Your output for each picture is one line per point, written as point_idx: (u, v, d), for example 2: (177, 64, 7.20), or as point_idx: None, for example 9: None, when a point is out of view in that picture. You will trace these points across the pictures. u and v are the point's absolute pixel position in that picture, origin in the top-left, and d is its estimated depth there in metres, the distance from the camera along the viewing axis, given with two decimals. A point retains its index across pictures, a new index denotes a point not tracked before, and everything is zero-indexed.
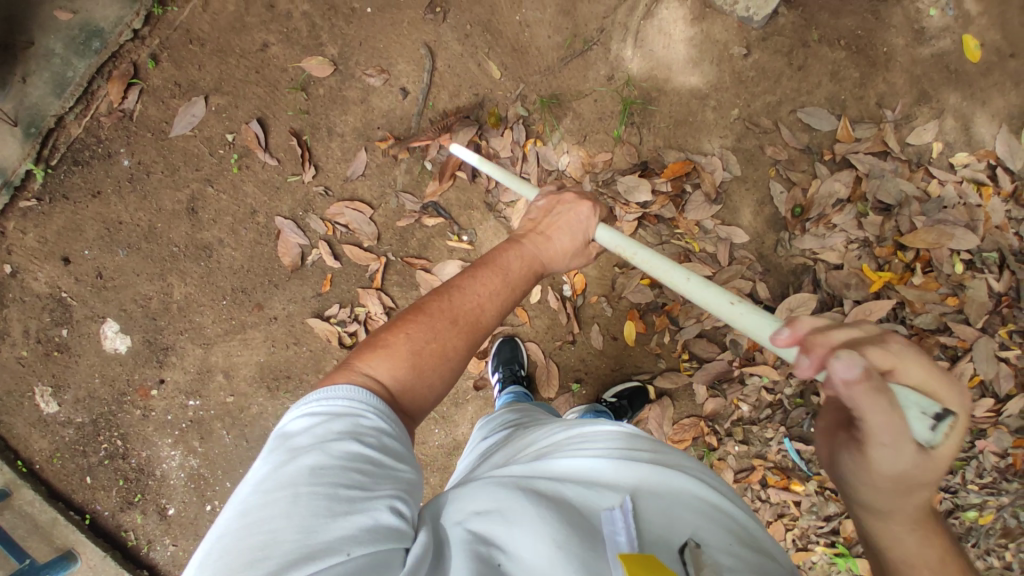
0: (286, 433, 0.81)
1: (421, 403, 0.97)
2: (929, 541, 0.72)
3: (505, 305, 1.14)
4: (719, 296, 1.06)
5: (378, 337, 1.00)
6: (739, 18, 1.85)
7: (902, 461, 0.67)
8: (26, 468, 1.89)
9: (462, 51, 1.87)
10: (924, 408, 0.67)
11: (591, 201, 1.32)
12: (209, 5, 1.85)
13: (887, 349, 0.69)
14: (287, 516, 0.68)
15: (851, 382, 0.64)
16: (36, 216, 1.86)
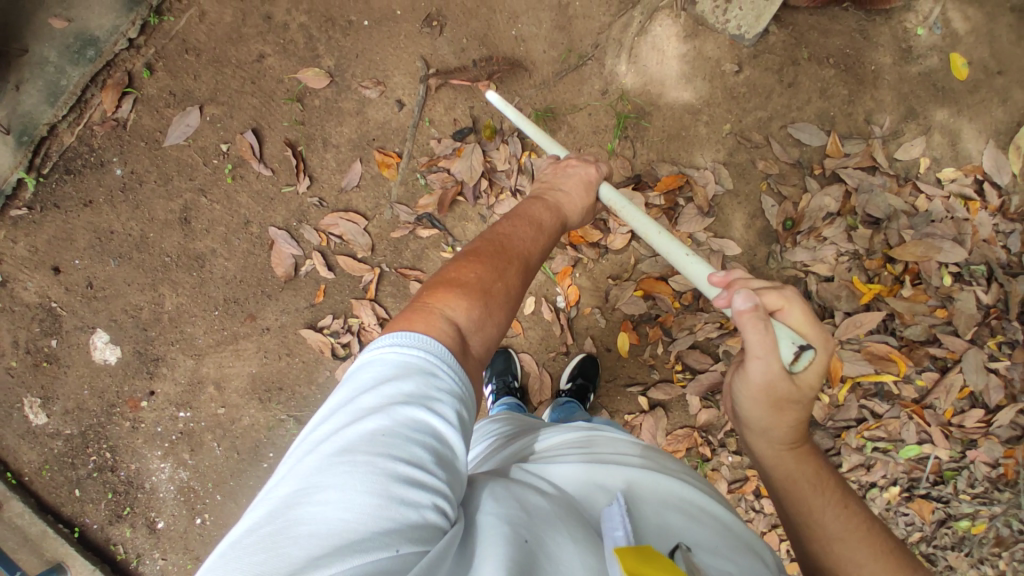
0: (352, 390, 0.78)
1: (494, 341, 0.99)
2: (805, 461, 0.96)
3: (544, 253, 1.22)
4: (676, 249, 1.15)
5: (442, 282, 1.00)
6: (730, 36, 1.89)
7: (772, 379, 0.88)
8: (14, 480, 1.86)
9: (458, 64, 1.89)
10: (792, 339, 0.87)
11: (594, 166, 1.43)
12: (206, 17, 1.85)
13: (778, 295, 0.89)
14: (343, 488, 0.65)
15: (744, 313, 0.85)
16: (26, 225, 1.84)
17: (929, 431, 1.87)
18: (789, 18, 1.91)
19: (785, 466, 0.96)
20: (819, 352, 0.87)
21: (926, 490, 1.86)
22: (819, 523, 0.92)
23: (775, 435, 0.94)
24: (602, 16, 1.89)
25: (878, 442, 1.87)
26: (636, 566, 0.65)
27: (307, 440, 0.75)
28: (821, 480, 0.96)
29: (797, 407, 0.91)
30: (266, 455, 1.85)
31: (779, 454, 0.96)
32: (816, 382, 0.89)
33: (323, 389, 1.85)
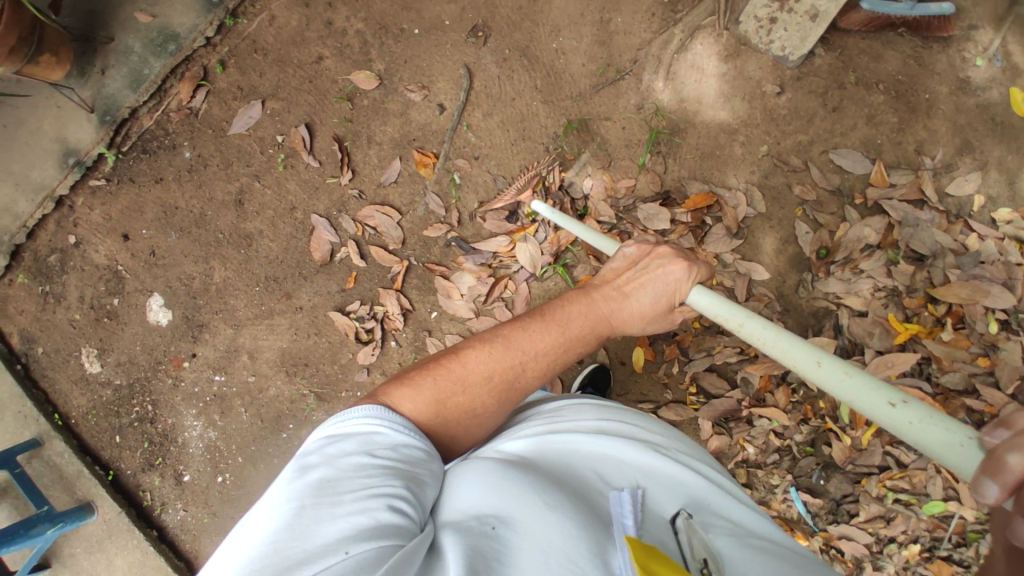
0: (301, 453, 0.91)
1: (440, 449, 1.04)
2: None
3: (550, 366, 1.17)
4: (866, 389, 0.90)
5: (412, 375, 1.06)
6: (774, 57, 1.87)
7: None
8: (62, 421, 2.06)
9: (499, 72, 1.97)
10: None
11: (686, 262, 1.27)
12: (275, 20, 2.04)
13: None
14: (295, 526, 0.76)
15: None
16: (104, 195, 2.07)
17: (956, 487, 1.71)
18: (838, 42, 1.87)
19: None
20: None
21: (948, 551, 1.71)
22: None
23: None
24: (643, 33, 1.93)
25: (901, 494, 1.74)
26: (645, 559, 0.73)
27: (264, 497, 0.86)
28: None
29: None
30: (286, 426, 1.98)
31: None
32: None
33: (344, 371, 1.95)
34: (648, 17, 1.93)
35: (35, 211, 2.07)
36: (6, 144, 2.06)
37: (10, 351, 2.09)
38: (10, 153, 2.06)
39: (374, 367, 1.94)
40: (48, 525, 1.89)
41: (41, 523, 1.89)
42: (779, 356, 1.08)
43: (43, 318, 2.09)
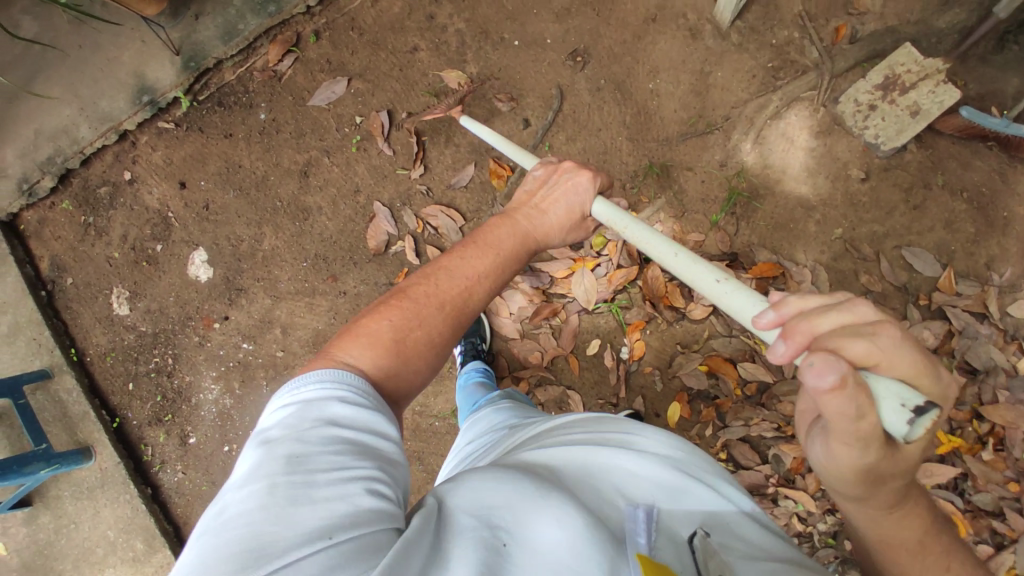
0: (259, 432, 0.82)
1: (406, 386, 1.01)
2: (902, 522, 0.84)
3: (495, 286, 1.17)
4: (705, 273, 0.95)
5: (356, 328, 1.02)
6: (865, 142, 1.87)
7: (870, 458, 0.71)
8: (77, 357, 2.00)
9: (590, 101, 1.95)
10: (903, 400, 0.67)
11: (591, 172, 1.33)
12: (377, 3, 2.03)
13: (877, 343, 0.66)
14: (266, 510, 0.68)
15: (825, 391, 0.64)
16: (169, 138, 2.04)
17: None
18: (929, 142, 1.88)
19: (880, 530, 0.86)
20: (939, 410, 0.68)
21: None
22: None
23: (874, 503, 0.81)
24: (740, 92, 1.93)
25: None
26: None
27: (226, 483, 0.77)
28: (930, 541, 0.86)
29: (897, 478, 0.76)
30: None
31: (872, 516, 0.84)
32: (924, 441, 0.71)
33: None
34: (748, 78, 1.93)
35: (97, 139, 2.01)
36: (80, 67, 2.00)
37: (37, 275, 2.04)
38: (81, 77, 2.00)
39: None
40: (43, 465, 1.81)
41: (36, 462, 1.81)
42: (647, 250, 1.12)
43: (79, 249, 2.04)
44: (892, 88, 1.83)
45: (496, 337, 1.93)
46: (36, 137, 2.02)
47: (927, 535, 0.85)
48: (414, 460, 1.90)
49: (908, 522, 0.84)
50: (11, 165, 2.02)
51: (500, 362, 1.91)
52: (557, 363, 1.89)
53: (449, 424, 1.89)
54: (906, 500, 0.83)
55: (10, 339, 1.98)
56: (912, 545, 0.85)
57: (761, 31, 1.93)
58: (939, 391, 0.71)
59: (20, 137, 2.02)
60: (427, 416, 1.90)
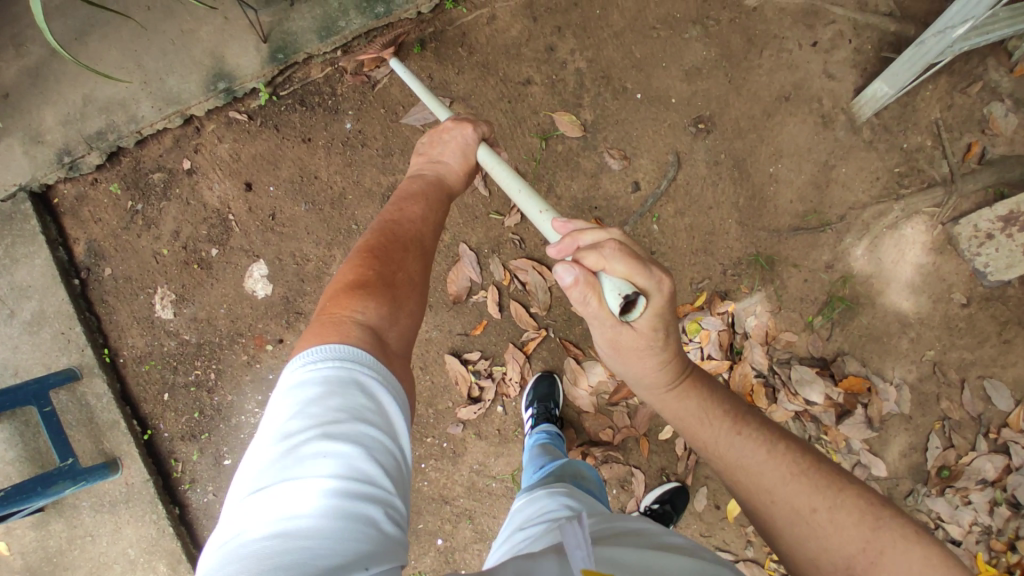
0: (282, 419, 0.81)
1: (408, 321, 1.09)
2: (685, 398, 1.12)
3: (437, 225, 1.30)
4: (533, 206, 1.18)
5: (344, 289, 1.08)
6: (973, 267, 1.80)
7: (611, 331, 1.04)
8: (109, 359, 1.85)
9: (706, 174, 1.83)
10: (619, 290, 0.96)
11: (473, 124, 1.39)
12: (495, 21, 1.82)
13: (601, 254, 0.97)
14: (297, 516, 0.69)
15: (566, 285, 0.97)
16: (240, 131, 1.82)
17: None
18: None
19: (671, 407, 1.14)
20: (648, 297, 0.98)
21: None
22: (721, 455, 1.07)
23: (648, 381, 1.12)
24: (860, 194, 1.83)
25: None
26: None
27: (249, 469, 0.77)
28: (713, 412, 1.11)
29: (650, 351, 1.07)
30: None
31: (663, 396, 1.14)
32: (653, 322, 1.02)
33: (437, 417, 1.84)
34: (870, 179, 1.83)
35: (158, 121, 1.77)
36: (144, 31, 1.73)
37: (71, 260, 1.84)
38: (147, 45, 1.74)
39: (470, 424, 1.84)
40: (70, 484, 1.71)
41: (62, 481, 1.71)
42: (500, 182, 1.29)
43: (121, 238, 1.84)
44: (1014, 222, 1.75)
45: (567, 406, 1.84)
46: (84, 104, 1.75)
47: (703, 403, 1.12)
48: (464, 517, 1.84)
49: (688, 400, 1.12)
50: (51, 131, 1.75)
51: (568, 432, 1.85)
52: (627, 442, 1.82)
53: (505, 488, 1.83)
54: (680, 378, 1.13)
55: (35, 328, 1.80)
56: (696, 414, 1.11)
57: (894, 131, 1.82)
58: (657, 286, 0.99)
59: (64, 100, 1.74)
60: (484, 475, 1.84)
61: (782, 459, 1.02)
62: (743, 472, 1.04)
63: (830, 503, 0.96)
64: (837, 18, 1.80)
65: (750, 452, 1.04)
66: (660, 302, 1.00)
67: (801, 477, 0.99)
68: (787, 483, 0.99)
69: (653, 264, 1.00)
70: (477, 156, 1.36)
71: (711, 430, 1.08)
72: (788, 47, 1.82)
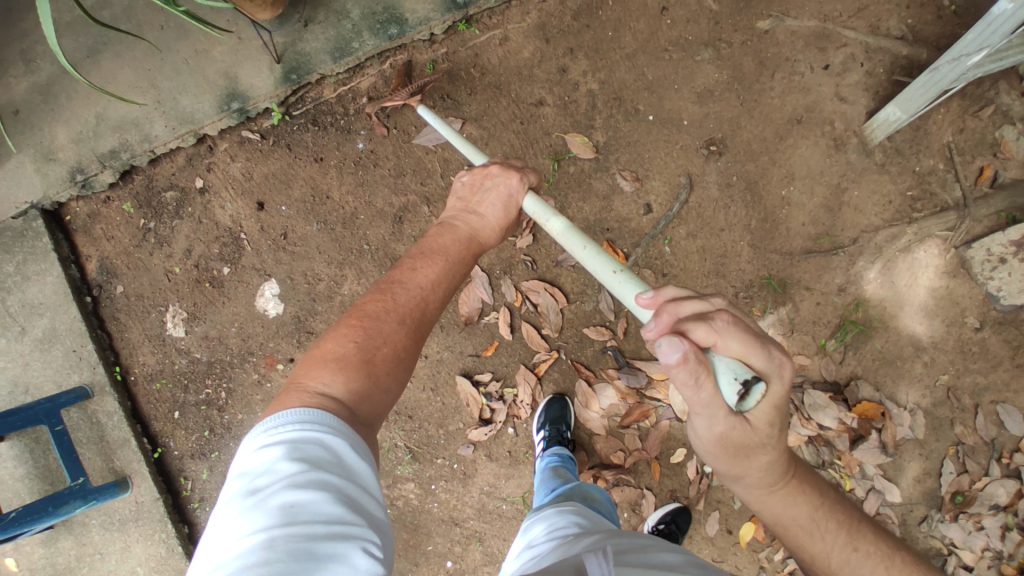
0: (249, 475, 0.79)
1: (379, 400, 1.03)
2: (793, 503, 0.98)
3: (447, 295, 1.22)
4: (604, 266, 1.06)
5: (324, 353, 1.03)
6: (987, 291, 1.78)
7: (722, 427, 0.88)
8: (120, 376, 1.85)
9: (718, 197, 1.83)
10: (734, 375, 0.83)
11: (519, 171, 1.29)
12: (507, 42, 1.83)
13: (712, 327, 0.84)
14: (268, 563, 0.67)
15: (672, 365, 0.82)
16: (252, 151, 1.83)
17: None
18: None
19: (772, 510, 0.99)
20: (766, 382, 0.85)
21: None
22: (829, 566, 0.98)
23: (751, 482, 0.96)
24: (873, 217, 1.82)
25: None
26: None
27: (217, 525, 0.75)
28: (820, 517, 0.99)
29: (759, 450, 0.91)
30: None
31: (762, 497, 0.98)
32: (769, 413, 0.88)
33: (448, 438, 1.84)
34: (884, 202, 1.82)
35: (171, 140, 1.78)
36: (159, 51, 1.74)
37: (82, 278, 1.85)
38: (161, 64, 1.74)
39: (481, 446, 1.83)
40: (80, 503, 1.72)
41: (73, 500, 1.71)
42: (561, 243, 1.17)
43: (134, 256, 1.84)
44: None
45: (578, 428, 1.84)
46: (97, 123, 1.75)
47: (812, 509, 0.99)
48: (474, 539, 1.83)
49: (795, 504, 0.98)
50: (64, 150, 1.76)
51: (580, 455, 1.83)
52: (638, 465, 1.81)
53: (515, 510, 1.82)
54: (785, 482, 0.97)
55: (45, 345, 1.80)
56: (806, 525, 0.98)
57: (906, 154, 1.81)
58: (777, 371, 0.86)
59: (78, 119, 1.75)
60: (494, 497, 1.83)
61: (895, 572, 0.96)
62: None
63: None
64: (849, 42, 1.80)
65: (864, 567, 0.96)
66: (779, 390, 0.86)
67: None
68: None
69: (769, 344, 0.87)
70: (525, 205, 1.28)
71: (818, 538, 0.98)
72: (800, 69, 1.82)
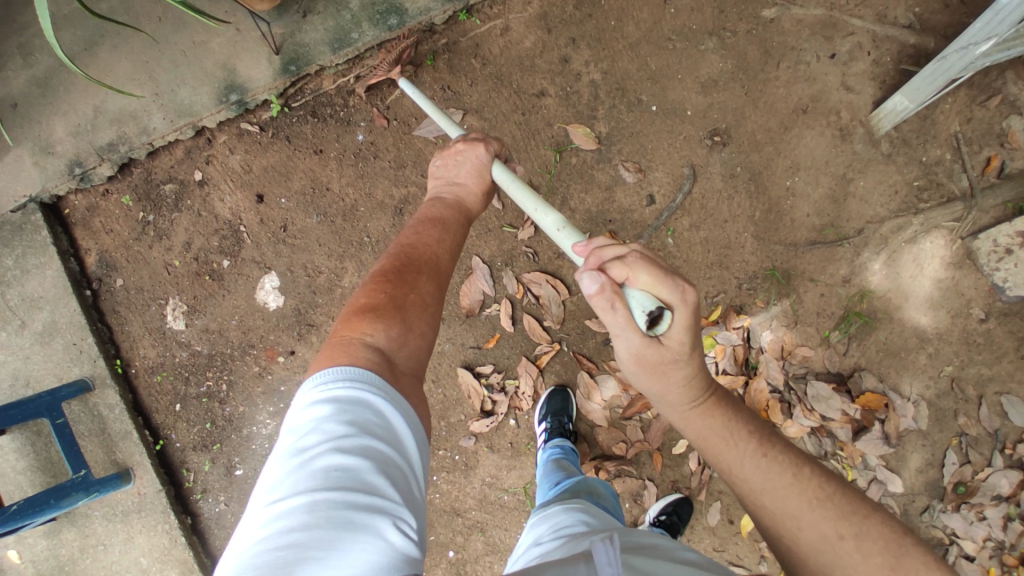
0: (297, 432, 0.79)
1: (421, 352, 1.03)
2: (708, 416, 1.04)
3: (456, 250, 1.22)
4: (551, 224, 1.11)
5: (357, 310, 1.03)
6: (993, 282, 1.76)
7: (639, 349, 0.96)
8: (121, 370, 1.84)
9: (722, 187, 1.81)
10: (643, 306, 0.90)
11: (484, 142, 1.31)
12: (508, 32, 1.80)
13: (622, 262, 0.93)
14: (308, 527, 0.66)
15: (592, 295, 0.91)
16: (251, 142, 1.81)
17: None
18: None
19: (694, 425, 1.05)
20: (673, 310, 0.92)
21: None
22: (744, 478, 0.99)
23: (672, 399, 1.03)
24: (878, 207, 1.80)
25: None
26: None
27: (265, 482, 0.75)
28: (737, 431, 1.03)
29: (675, 366, 0.98)
30: None
31: (685, 414, 1.05)
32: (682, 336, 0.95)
33: (449, 430, 1.83)
34: (889, 192, 1.80)
35: (170, 132, 1.76)
36: (156, 43, 1.72)
37: (82, 270, 1.84)
38: (158, 56, 1.72)
39: (482, 438, 1.82)
40: (82, 495, 1.71)
41: (74, 493, 1.71)
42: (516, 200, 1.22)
43: (134, 248, 1.83)
44: None
45: (580, 420, 1.83)
46: (95, 115, 1.74)
47: (728, 424, 1.04)
48: (476, 531, 1.83)
49: (712, 419, 1.04)
50: (62, 141, 1.74)
51: (581, 446, 1.83)
52: (640, 457, 1.80)
53: (517, 502, 1.82)
54: (706, 398, 1.05)
55: (45, 339, 1.79)
56: (722, 436, 1.03)
57: (913, 144, 1.78)
58: (681, 298, 0.93)
59: (75, 111, 1.73)
60: (496, 489, 1.82)
61: (807, 485, 0.96)
62: (767, 497, 0.97)
63: (855, 530, 0.91)
64: (856, 30, 1.78)
65: (776, 476, 0.97)
66: (686, 316, 0.93)
67: (827, 504, 0.94)
68: (812, 509, 0.93)
69: (676, 275, 0.95)
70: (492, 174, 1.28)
71: (734, 451, 1.01)
72: (806, 58, 1.79)
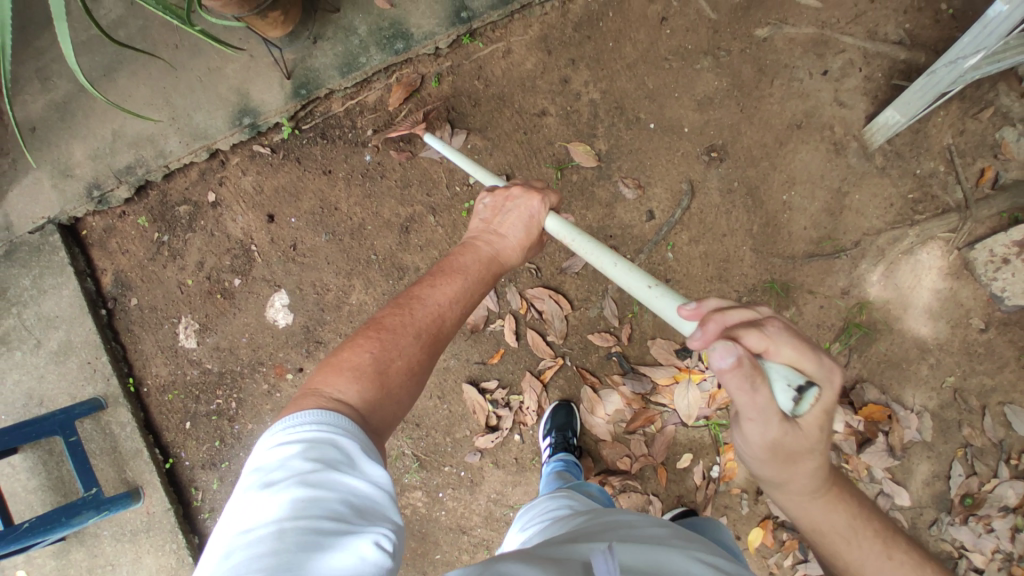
0: (263, 471, 0.82)
1: (388, 422, 1.04)
2: (832, 510, 0.92)
3: (463, 312, 1.22)
4: (639, 281, 1.03)
5: (338, 360, 1.05)
6: (991, 292, 1.78)
7: (775, 434, 0.83)
8: (134, 388, 1.89)
9: (720, 203, 1.85)
10: (789, 381, 0.79)
11: (541, 194, 1.32)
12: (510, 55, 1.87)
13: (764, 333, 0.81)
14: (277, 553, 0.69)
15: (725, 371, 0.79)
16: (262, 165, 1.88)
17: None
18: None
19: (812, 517, 0.92)
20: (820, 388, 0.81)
21: None
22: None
23: (792, 487, 0.90)
24: (874, 220, 1.83)
25: None
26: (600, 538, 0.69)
27: (234, 519, 0.77)
28: (859, 524, 0.92)
29: (808, 456, 0.86)
30: None
31: (801, 502, 0.92)
32: (822, 419, 0.83)
33: (455, 445, 1.86)
34: (885, 205, 1.83)
35: (184, 156, 1.83)
36: (173, 70, 1.79)
37: (97, 291, 1.89)
38: (174, 82, 1.79)
39: (488, 452, 1.85)
40: (93, 513, 1.74)
41: (86, 510, 1.73)
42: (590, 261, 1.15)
43: (147, 269, 1.89)
44: None
45: (585, 434, 1.85)
46: (113, 140, 1.80)
47: (852, 517, 0.92)
48: (482, 546, 1.85)
49: (835, 512, 0.92)
50: (79, 166, 1.81)
51: (586, 461, 1.85)
52: (645, 471, 1.82)
53: None
54: (825, 485, 0.92)
55: (61, 358, 1.84)
56: (844, 532, 0.92)
57: (907, 157, 1.82)
58: (828, 376, 0.83)
59: (93, 136, 1.80)
60: (502, 504, 1.84)
61: None
62: None
63: None
64: (847, 48, 1.83)
65: None
66: (830, 397, 0.83)
67: None
68: None
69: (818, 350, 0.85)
70: (546, 226, 1.30)
71: (855, 544, 0.91)
72: (799, 76, 1.84)
